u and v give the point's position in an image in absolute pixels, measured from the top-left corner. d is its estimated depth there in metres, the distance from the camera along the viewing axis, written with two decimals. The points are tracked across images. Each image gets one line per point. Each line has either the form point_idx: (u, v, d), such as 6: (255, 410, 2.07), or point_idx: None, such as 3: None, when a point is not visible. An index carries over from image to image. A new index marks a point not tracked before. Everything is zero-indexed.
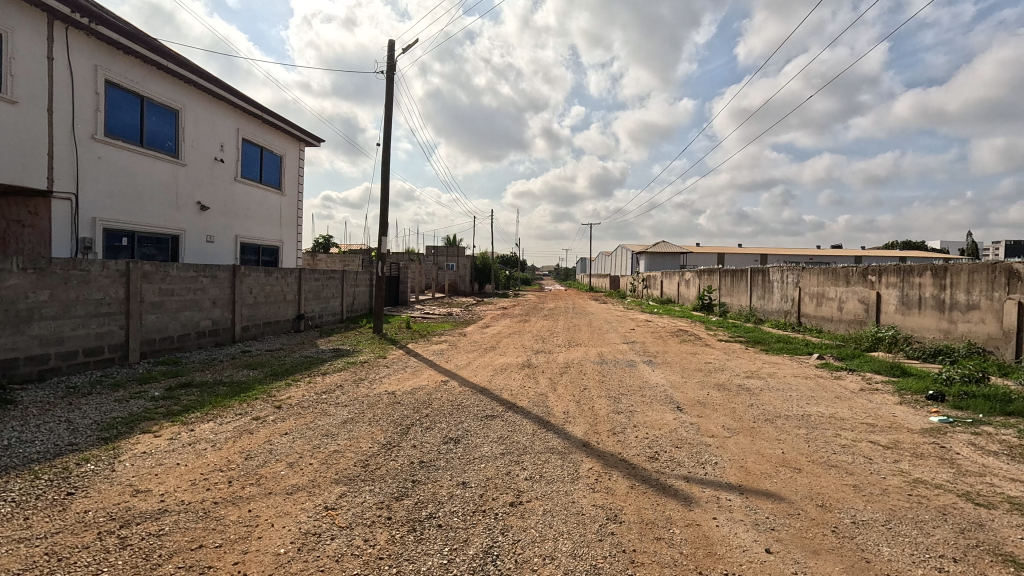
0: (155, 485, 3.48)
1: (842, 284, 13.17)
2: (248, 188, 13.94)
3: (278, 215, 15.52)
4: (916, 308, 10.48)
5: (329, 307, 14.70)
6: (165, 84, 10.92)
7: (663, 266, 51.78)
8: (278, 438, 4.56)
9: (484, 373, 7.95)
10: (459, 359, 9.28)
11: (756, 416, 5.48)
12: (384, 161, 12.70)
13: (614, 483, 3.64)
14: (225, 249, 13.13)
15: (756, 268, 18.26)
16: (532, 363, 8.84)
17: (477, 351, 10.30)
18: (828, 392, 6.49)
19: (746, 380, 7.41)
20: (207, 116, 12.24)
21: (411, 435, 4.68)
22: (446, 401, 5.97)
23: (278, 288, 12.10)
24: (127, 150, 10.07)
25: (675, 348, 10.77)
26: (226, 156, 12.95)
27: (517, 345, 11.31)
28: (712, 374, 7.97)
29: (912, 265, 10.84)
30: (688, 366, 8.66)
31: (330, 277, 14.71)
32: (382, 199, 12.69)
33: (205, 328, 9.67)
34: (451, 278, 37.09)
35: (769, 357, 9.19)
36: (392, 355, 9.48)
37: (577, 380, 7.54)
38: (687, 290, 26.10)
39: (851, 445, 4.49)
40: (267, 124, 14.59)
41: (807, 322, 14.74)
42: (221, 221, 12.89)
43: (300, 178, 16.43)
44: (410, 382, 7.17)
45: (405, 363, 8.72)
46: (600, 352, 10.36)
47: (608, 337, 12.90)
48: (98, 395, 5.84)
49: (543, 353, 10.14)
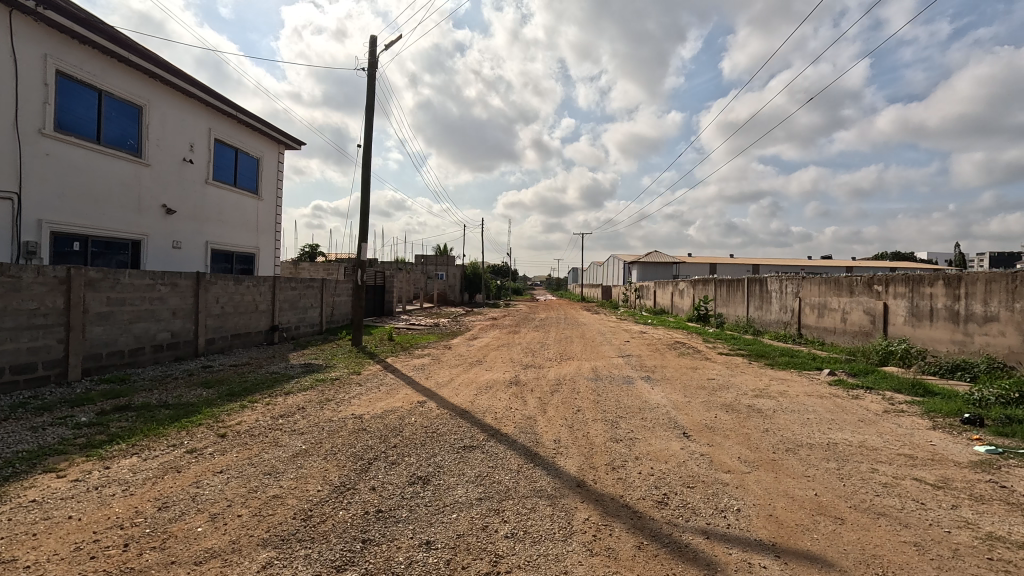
0: (25, 552, 2.69)
1: (845, 294, 12.59)
2: (221, 191, 13.15)
3: (254, 221, 14.70)
4: (927, 320, 9.88)
5: (307, 318, 13.86)
6: (126, 78, 10.18)
7: (655, 276, 51.46)
8: (210, 479, 3.77)
9: (468, 392, 7.20)
10: (441, 376, 8.50)
11: (776, 446, 4.77)
12: (366, 164, 12.01)
13: (616, 543, 2.90)
14: (194, 255, 12.30)
15: (753, 277, 17.68)
16: (521, 380, 8.09)
17: (462, 366, 9.54)
18: (851, 415, 5.80)
19: (756, 400, 6.69)
20: (174, 114, 11.50)
21: (372, 474, 3.91)
22: (420, 428, 5.20)
23: (248, 297, 11.27)
24: (81, 148, 9.28)
25: (673, 362, 10.05)
26: (196, 157, 12.17)
27: (504, 359, 10.54)
28: (718, 392, 7.25)
29: (922, 274, 10.27)
30: (690, 384, 7.92)
31: (308, 286, 13.89)
32: (363, 204, 11.95)
33: (163, 342, 8.84)
34: (440, 288, 36.37)
35: (777, 373, 8.50)
36: (368, 371, 8.68)
37: (570, 399, 6.79)
38: (681, 300, 25.52)
39: (893, 484, 3.81)
40: (243, 124, 13.83)
41: (808, 333, 14.14)
42: (190, 226, 12.09)
43: (279, 182, 15.65)
44: (382, 403, 6.39)
45: (381, 380, 7.93)
46: (594, 367, 9.64)
47: (602, 350, 12.17)
48: (13, 422, 5.01)
49: (533, 368, 9.38)
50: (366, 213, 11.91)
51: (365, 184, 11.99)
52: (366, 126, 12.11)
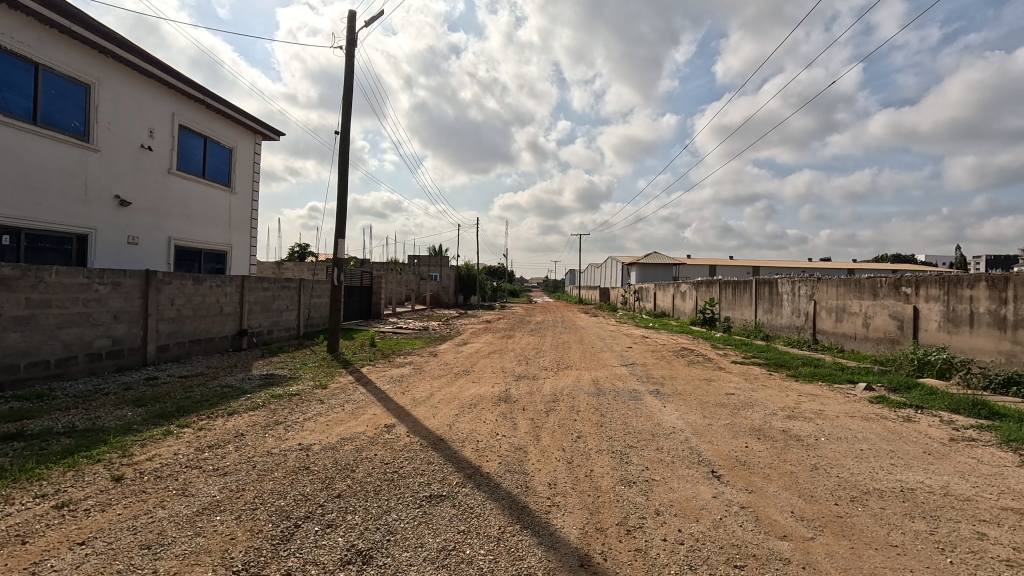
0: None
1: (868, 297, 11.57)
2: (186, 183, 12.04)
3: (227, 215, 13.60)
4: (966, 326, 8.85)
5: (281, 321, 12.75)
6: (68, 52, 9.09)
7: (654, 277, 50.47)
8: (58, 559, 2.64)
9: (448, 411, 6.08)
10: (420, 390, 7.38)
11: (837, 493, 3.67)
12: (344, 153, 10.95)
13: None
14: (155, 252, 11.20)
15: (762, 279, 16.63)
16: (511, 395, 6.98)
17: (446, 377, 8.44)
18: (913, 447, 4.70)
19: (790, 423, 5.61)
20: (130, 96, 10.40)
21: (294, 546, 2.80)
22: (379, 466, 4.10)
23: (211, 299, 10.14)
24: (11, 128, 8.18)
25: (684, 373, 8.96)
26: (156, 144, 11.06)
27: (495, 368, 9.46)
28: (742, 412, 6.15)
29: (959, 275, 9.26)
30: (707, 401, 6.81)
31: (282, 287, 12.78)
32: (340, 196, 10.84)
33: (102, 350, 7.71)
34: (433, 289, 35.24)
35: (805, 388, 7.42)
36: (336, 384, 7.56)
37: (568, 422, 5.68)
38: (684, 303, 24.49)
39: (1020, 561, 2.73)
40: (213, 110, 12.74)
41: (825, 340, 13.11)
42: (149, 219, 10.99)
43: (254, 174, 14.55)
44: (341, 427, 5.29)
45: (348, 396, 6.81)
46: (595, 378, 8.54)
47: (604, 357, 11.10)
48: None
49: (527, 380, 8.29)
50: (343, 206, 10.80)
51: (343, 175, 10.88)
52: (345, 110, 11.03)
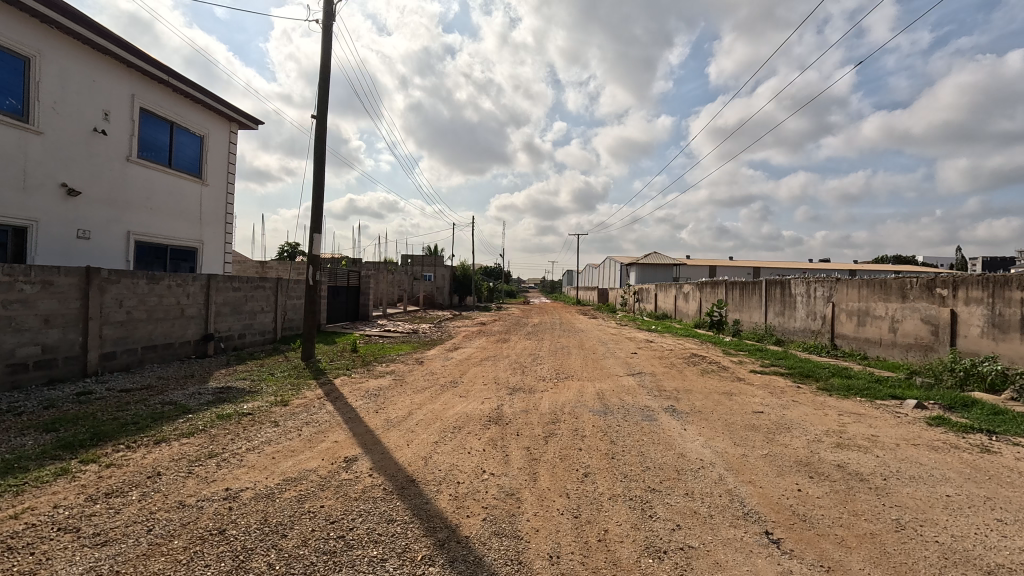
0: None
1: (895, 299, 10.59)
2: (150, 172, 10.99)
3: (197, 209, 12.50)
4: (1017, 332, 7.88)
5: (254, 325, 11.67)
6: (4, 19, 8.05)
7: (654, 278, 49.51)
8: None
9: (425, 438, 5.01)
10: (396, 407, 6.31)
11: None
12: (321, 139, 9.91)
13: None
14: (111, 248, 10.15)
15: (773, 279, 15.64)
16: (503, 414, 5.93)
17: (430, 391, 7.37)
18: (1014, 492, 3.68)
19: (843, 454, 4.60)
20: (80, 72, 9.36)
21: None
22: (319, 529, 3.03)
23: (168, 299, 9.06)
24: None
25: (700, 386, 7.92)
26: (112, 127, 10.01)
27: (487, 379, 8.42)
28: (780, 439, 5.11)
29: (1005, 275, 8.28)
30: (735, 423, 5.76)
31: (256, 287, 11.71)
32: (317, 187, 9.77)
33: (28, 359, 6.65)
34: (426, 290, 34.20)
35: (845, 405, 6.40)
36: (300, 401, 6.48)
37: (571, 453, 4.64)
38: (687, 304, 23.51)
39: None
40: (180, 94, 11.67)
41: (845, 345, 12.13)
42: (104, 211, 9.93)
43: (228, 165, 13.46)
44: (289, 463, 4.22)
45: (311, 416, 5.75)
46: (599, 391, 7.50)
47: (607, 365, 10.07)
48: None
49: (522, 394, 7.23)
50: (319, 198, 9.74)
51: (319, 163, 9.83)
52: (322, 92, 10.01)
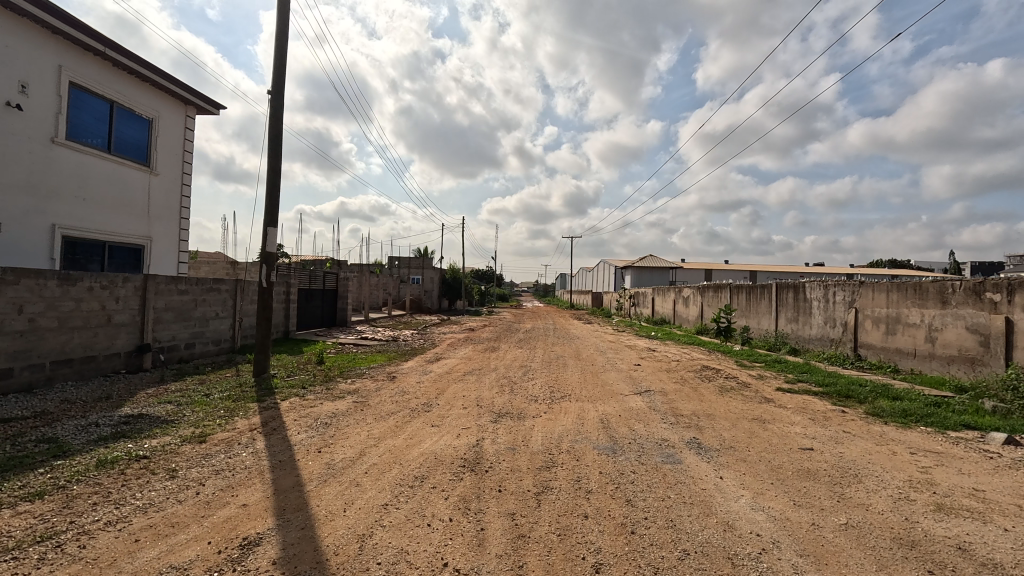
0: None
1: (933, 305, 9.37)
2: (82, 157, 9.52)
3: (144, 200, 11.01)
4: None
5: (205, 332, 10.20)
6: None
7: (648, 282, 48.44)
8: None
9: (373, 497, 3.64)
10: (346, 445, 4.90)
11: None
12: (276, 120, 8.53)
13: None
14: (31, 243, 8.70)
15: (786, 283, 14.41)
16: (483, 456, 4.57)
17: (395, 418, 5.96)
18: None
19: (956, 526, 3.27)
20: None
21: None
22: None
23: (90, 302, 7.61)
24: None
25: (723, 409, 6.61)
26: (30, 102, 8.56)
27: (467, 400, 7.05)
28: (853, 496, 3.78)
29: None
30: (783, 467, 4.43)
31: (208, 289, 10.24)
32: (272, 174, 8.39)
33: None
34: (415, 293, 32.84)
35: (915, 439, 5.10)
36: (223, 436, 5.05)
37: (575, 523, 3.28)
38: (687, 309, 22.29)
39: None
40: (123, 69, 10.23)
41: (870, 355, 10.90)
42: (21, 199, 8.51)
43: (181, 154, 11.98)
44: (153, 552, 2.82)
45: (225, 462, 4.32)
46: (603, 417, 6.16)
47: (610, 380, 8.74)
48: None
49: (509, 422, 5.86)
50: (274, 186, 8.34)
51: (275, 147, 8.46)
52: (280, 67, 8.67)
